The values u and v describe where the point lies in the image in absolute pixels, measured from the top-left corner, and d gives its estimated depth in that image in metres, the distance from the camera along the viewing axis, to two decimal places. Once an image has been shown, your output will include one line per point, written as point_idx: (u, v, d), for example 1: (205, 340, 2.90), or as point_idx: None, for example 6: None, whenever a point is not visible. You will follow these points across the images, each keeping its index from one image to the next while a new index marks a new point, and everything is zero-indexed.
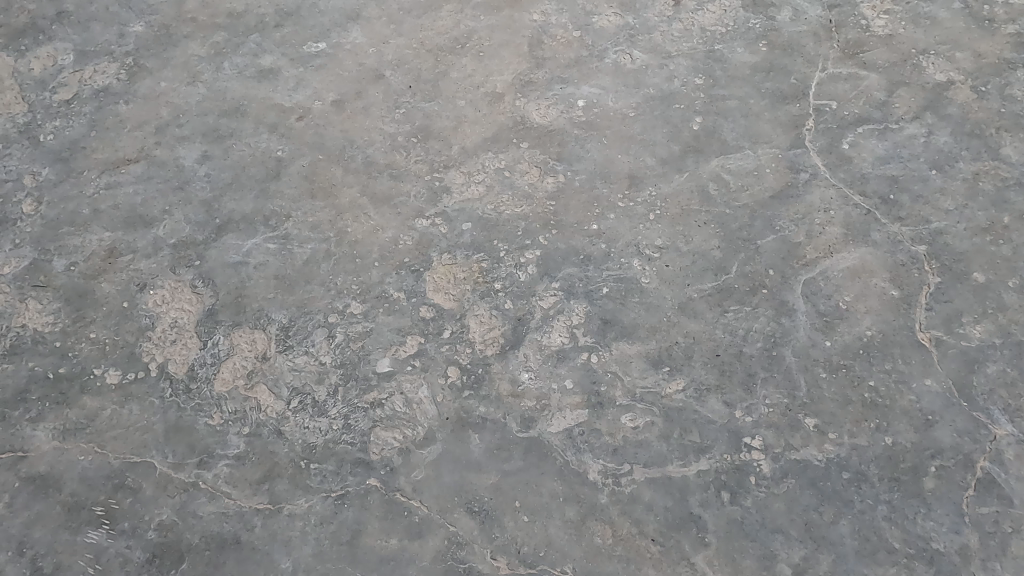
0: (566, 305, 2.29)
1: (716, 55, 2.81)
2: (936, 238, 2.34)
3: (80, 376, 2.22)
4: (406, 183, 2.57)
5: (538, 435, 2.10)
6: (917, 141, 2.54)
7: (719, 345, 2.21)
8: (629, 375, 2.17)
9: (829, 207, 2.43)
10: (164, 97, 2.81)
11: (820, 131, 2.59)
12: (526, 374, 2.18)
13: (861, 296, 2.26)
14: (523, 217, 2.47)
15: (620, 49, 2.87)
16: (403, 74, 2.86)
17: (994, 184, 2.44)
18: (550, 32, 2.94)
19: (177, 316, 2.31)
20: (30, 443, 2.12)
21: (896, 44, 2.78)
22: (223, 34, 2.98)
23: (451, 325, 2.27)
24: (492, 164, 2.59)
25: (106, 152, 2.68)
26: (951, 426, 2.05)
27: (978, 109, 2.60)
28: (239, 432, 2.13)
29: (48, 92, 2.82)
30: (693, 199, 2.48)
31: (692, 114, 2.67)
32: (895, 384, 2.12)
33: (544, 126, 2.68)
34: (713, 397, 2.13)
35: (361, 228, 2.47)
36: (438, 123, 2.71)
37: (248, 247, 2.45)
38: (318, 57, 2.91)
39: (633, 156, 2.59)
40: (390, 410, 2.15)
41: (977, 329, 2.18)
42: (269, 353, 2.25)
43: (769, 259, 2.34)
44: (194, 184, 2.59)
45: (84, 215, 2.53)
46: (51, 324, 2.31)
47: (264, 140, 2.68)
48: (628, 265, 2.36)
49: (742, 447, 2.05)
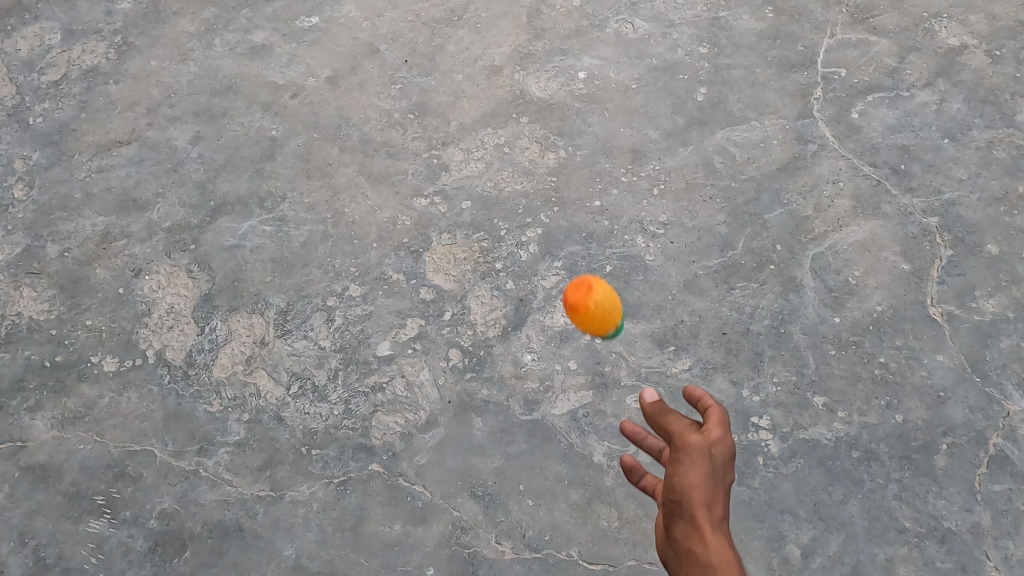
0: (570, 284, 2.25)
1: (721, 23, 2.75)
2: (948, 209, 2.29)
3: (77, 364, 2.18)
4: (404, 161, 2.51)
5: (542, 417, 2.06)
6: (929, 109, 2.48)
7: (726, 323, 2.16)
8: (635, 355, 2.13)
9: (838, 178, 2.37)
10: (155, 76, 2.75)
11: (829, 100, 2.52)
12: (529, 355, 2.14)
13: (871, 270, 2.21)
14: (525, 194, 2.41)
15: (621, 18, 2.80)
16: (399, 48, 2.79)
17: (1009, 152, 2.37)
18: (549, 2, 2.87)
19: (174, 302, 2.27)
20: (28, 433, 2.09)
21: (907, 7, 2.71)
22: (214, 10, 2.92)
23: (451, 307, 2.22)
24: (491, 140, 2.53)
25: (96, 133, 2.62)
26: (963, 402, 2.00)
27: (991, 74, 2.54)
28: (239, 418, 2.09)
29: (36, 73, 2.76)
30: (699, 172, 2.42)
31: (697, 84, 2.61)
32: (907, 360, 2.07)
33: (544, 100, 2.62)
34: (720, 376, 2.08)
35: (359, 208, 2.42)
36: (436, 98, 2.65)
37: (244, 229, 2.40)
38: (311, 32, 2.85)
39: (635, 129, 2.53)
40: (391, 394, 2.10)
41: (990, 303, 2.13)
42: (267, 338, 2.20)
43: (776, 233, 2.29)
44: (187, 165, 2.54)
45: (76, 200, 2.48)
46: (47, 311, 2.27)
47: (258, 119, 2.63)
48: (632, 242, 2.31)
49: (750, 427, 2.00)
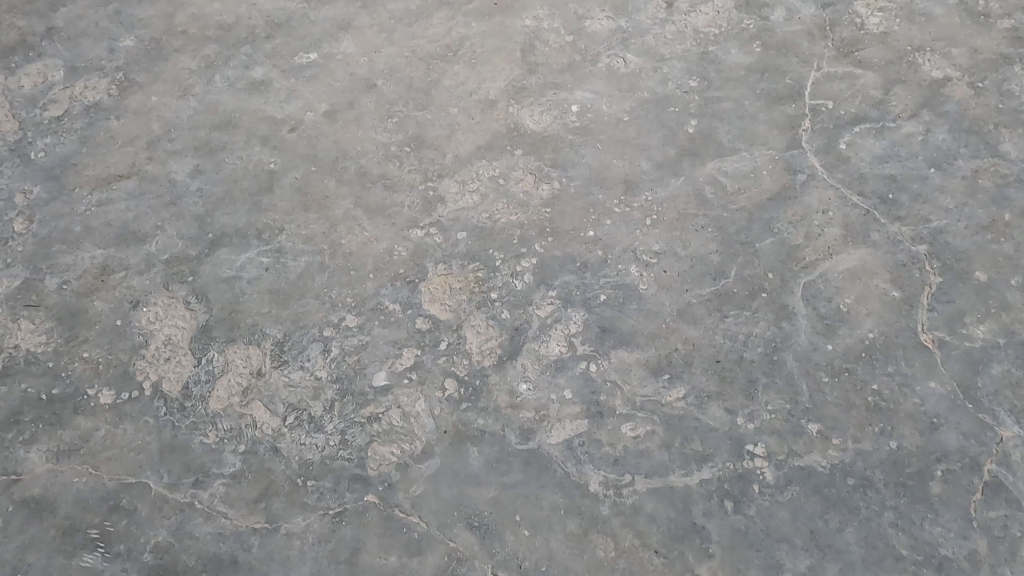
0: (565, 313, 2.27)
1: (710, 57, 2.80)
2: (936, 237, 2.32)
3: (73, 397, 2.19)
4: (401, 193, 2.55)
5: (538, 447, 2.06)
6: (915, 139, 2.53)
7: (719, 351, 2.18)
8: (629, 384, 2.14)
9: (827, 207, 2.41)
10: (155, 111, 2.79)
11: (817, 131, 2.57)
12: (525, 385, 2.15)
13: (862, 297, 2.24)
14: (520, 224, 2.45)
15: (613, 52, 2.86)
16: (396, 83, 2.84)
17: (994, 181, 2.42)
18: (543, 37, 2.93)
19: (171, 333, 2.28)
20: (23, 467, 2.08)
21: (891, 41, 2.78)
22: (214, 47, 2.97)
23: (448, 337, 2.24)
24: (486, 172, 2.57)
25: (97, 168, 2.65)
26: (956, 429, 2.02)
27: (975, 105, 2.59)
28: (234, 450, 2.09)
29: (39, 108, 2.81)
30: (691, 203, 2.46)
31: (687, 116, 2.66)
32: (899, 387, 2.09)
33: (538, 133, 2.66)
34: (714, 404, 2.09)
35: (356, 239, 2.45)
36: (432, 132, 2.69)
37: (242, 261, 2.42)
38: (310, 67, 2.90)
39: (627, 160, 2.57)
40: (387, 425, 2.11)
41: (980, 329, 2.15)
42: (264, 369, 2.21)
43: (767, 262, 2.32)
44: (186, 198, 2.57)
45: (76, 232, 2.51)
46: (44, 343, 2.28)
47: (257, 153, 2.67)
48: (625, 272, 2.33)
49: (744, 455, 2.01)
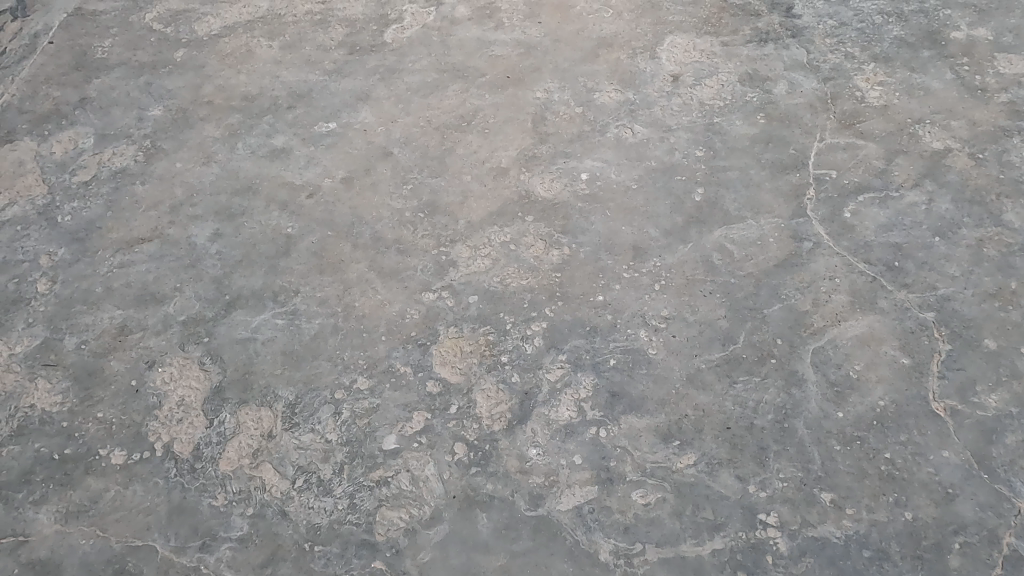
0: (574, 378, 2.28)
1: (716, 127, 2.88)
2: (944, 305, 2.33)
3: (85, 457, 2.20)
4: (414, 257, 2.60)
5: (547, 513, 2.04)
6: (919, 208, 2.56)
7: (729, 417, 2.17)
8: (639, 450, 2.13)
9: (834, 275, 2.43)
10: (179, 177, 2.89)
11: (822, 200, 2.61)
12: (534, 450, 2.15)
13: (872, 364, 2.24)
14: (530, 289, 2.48)
15: (621, 123, 2.94)
16: (411, 151, 2.93)
17: (999, 250, 2.44)
18: (553, 109, 3.03)
19: (185, 394, 2.31)
20: (32, 527, 2.08)
21: (892, 114, 2.85)
22: (238, 116, 3.09)
23: (458, 400, 2.25)
24: (497, 238, 2.62)
25: (121, 231, 2.73)
26: (972, 499, 1.98)
27: (977, 175, 2.63)
28: (243, 513, 2.09)
29: (68, 174, 2.91)
30: (699, 269, 2.49)
31: (694, 185, 2.71)
32: (912, 457, 2.06)
33: (548, 200, 2.73)
34: (725, 471, 2.08)
35: (369, 302, 2.49)
36: (445, 198, 2.76)
37: (257, 323, 2.47)
38: (328, 136, 3.00)
39: (636, 227, 2.62)
40: (396, 489, 2.11)
41: (992, 398, 2.14)
42: (275, 431, 2.23)
43: (776, 328, 2.33)
44: (205, 261, 2.63)
45: (98, 293, 2.57)
46: (60, 403, 2.31)
47: (276, 217, 2.74)
48: (634, 336, 2.35)
49: (757, 525, 1.99)
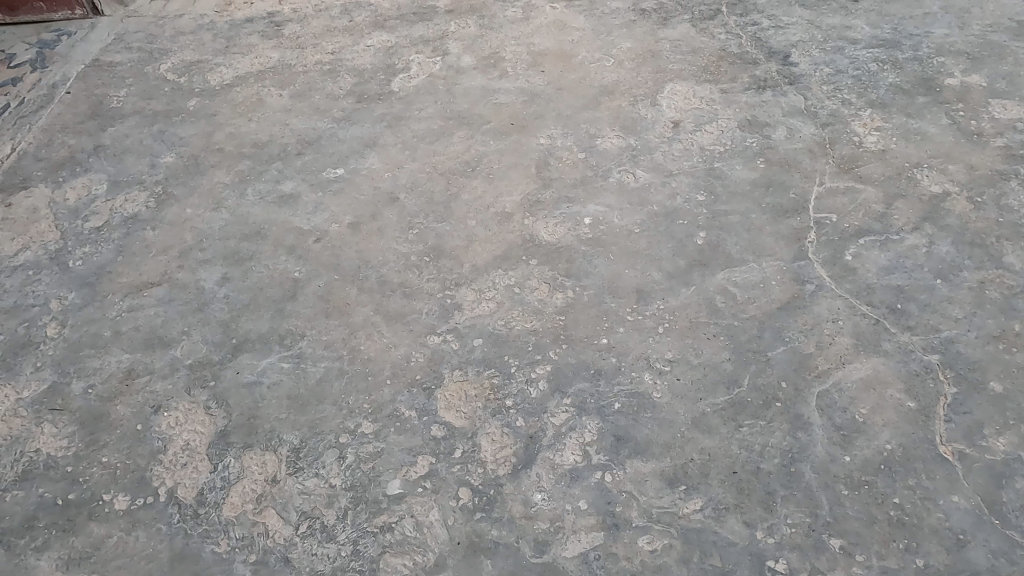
0: (578, 421, 2.27)
1: (717, 172, 2.92)
2: (948, 348, 2.33)
3: (88, 502, 2.19)
4: (418, 301, 2.62)
5: (552, 559, 2.01)
6: (920, 251, 2.57)
7: (736, 462, 2.16)
8: (645, 495, 2.11)
9: (837, 317, 2.43)
10: (189, 222, 2.93)
11: (823, 243, 2.63)
12: (539, 495, 2.14)
13: (878, 408, 2.22)
14: (533, 332, 2.49)
15: (623, 168, 2.99)
16: (416, 196, 2.97)
17: (1001, 292, 2.44)
18: (556, 154, 3.08)
19: (190, 439, 2.32)
20: (32, 574, 2.06)
21: (889, 158, 2.88)
22: (248, 163, 3.15)
23: (462, 444, 2.25)
24: (502, 281, 2.64)
25: (131, 275, 2.77)
26: (984, 546, 1.95)
27: (976, 218, 2.65)
28: (245, 559, 2.07)
29: (80, 219, 2.96)
30: (702, 312, 2.50)
31: (697, 228, 2.74)
32: (922, 501, 2.03)
33: (552, 243, 2.75)
34: (732, 516, 2.05)
35: (374, 346, 2.50)
36: (449, 242, 2.79)
37: (263, 366, 2.48)
38: (336, 181, 3.05)
39: (639, 270, 2.64)
40: (400, 535, 2.09)
41: (1000, 442, 2.12)
42: (279, 476, 2.22)
43: (780, 371, 2.33)
44: (212, 305, 2.66)
45: (106, 337, 2.59)
46: (65, 447, 2.32)
47: (283, 262, 2.77)
48: (639, 379, 2.35)
49: (766, 571, 1.95)
